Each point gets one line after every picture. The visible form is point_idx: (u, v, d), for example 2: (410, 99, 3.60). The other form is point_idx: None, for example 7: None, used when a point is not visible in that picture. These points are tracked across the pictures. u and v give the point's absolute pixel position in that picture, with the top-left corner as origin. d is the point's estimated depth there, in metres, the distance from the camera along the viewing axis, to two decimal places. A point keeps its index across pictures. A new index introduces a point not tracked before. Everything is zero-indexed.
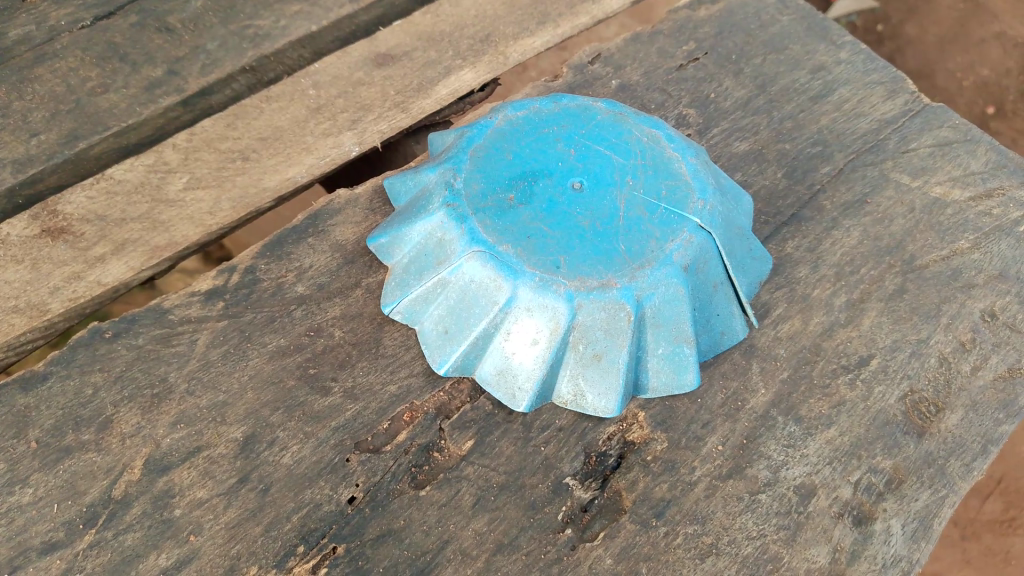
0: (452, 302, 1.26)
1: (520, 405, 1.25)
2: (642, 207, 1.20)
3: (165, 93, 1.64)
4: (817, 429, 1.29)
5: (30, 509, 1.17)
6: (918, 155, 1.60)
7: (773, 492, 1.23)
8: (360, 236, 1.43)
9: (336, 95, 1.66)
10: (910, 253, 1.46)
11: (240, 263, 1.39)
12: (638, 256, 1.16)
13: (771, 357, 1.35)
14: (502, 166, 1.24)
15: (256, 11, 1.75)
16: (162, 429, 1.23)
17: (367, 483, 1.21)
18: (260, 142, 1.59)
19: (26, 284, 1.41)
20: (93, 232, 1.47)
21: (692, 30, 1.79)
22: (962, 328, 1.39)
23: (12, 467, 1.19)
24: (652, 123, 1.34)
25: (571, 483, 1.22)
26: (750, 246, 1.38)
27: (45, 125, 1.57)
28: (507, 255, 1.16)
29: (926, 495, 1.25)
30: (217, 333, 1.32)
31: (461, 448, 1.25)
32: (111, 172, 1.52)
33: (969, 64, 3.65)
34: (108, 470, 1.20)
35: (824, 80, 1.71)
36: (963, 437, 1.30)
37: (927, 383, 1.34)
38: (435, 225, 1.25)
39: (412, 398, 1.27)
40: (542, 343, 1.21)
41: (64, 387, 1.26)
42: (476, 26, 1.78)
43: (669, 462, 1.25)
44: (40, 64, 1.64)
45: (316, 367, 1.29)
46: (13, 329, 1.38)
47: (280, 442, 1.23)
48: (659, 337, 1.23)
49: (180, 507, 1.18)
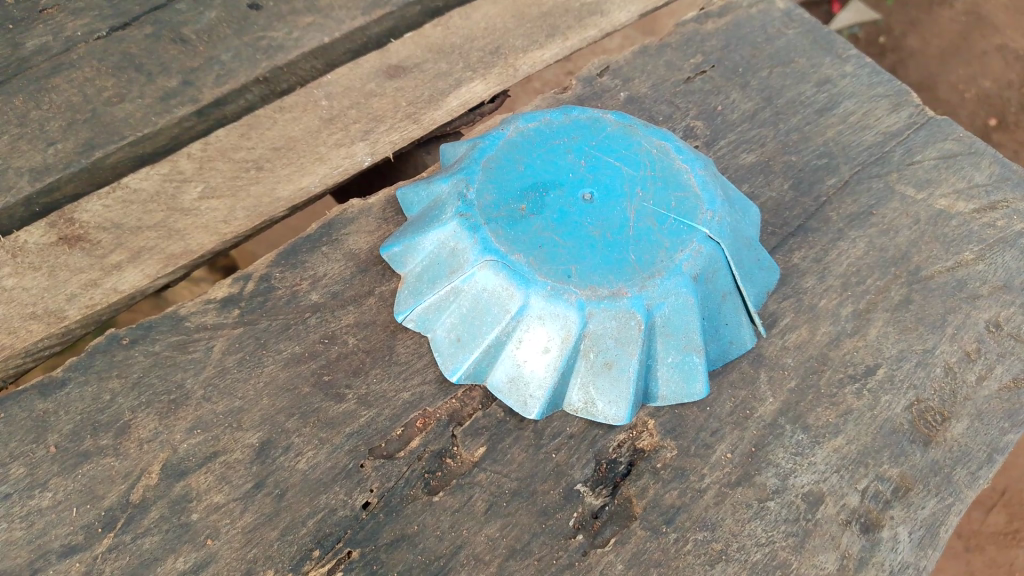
0: (464, 311, 1.28)
1: (531, 412, 1.26)
2: (652, 217, 1.22)
3: (180, 103, 1.66)
4: (825, 437, 1.30)
5: (49, 513, 1.18)
6: (922, 168, 1.62)
7: (782, 499, 1.25)
8: (373, 245, 1.45)
9: (349, 106, 1.68)
10: (915, 264, 1.48)
11: (255, 271, 1.41)
12: (649, 265, 1.18)
13: (778, 366, 1.37)
14: (513, 177, 1.26)
15: (270, 23, 1.78)
16: (179, 434, 1.25)
17: (380, 489, 1.22)
18: (273, 152, 1.61)
19: (43, 290, 1.43)
20: (110, 240, 1.49)
21: (699, 43, 1.81)
22: (967, 338, 1.41)
23: (32, 471, 1.21)
24: (661, 134, 1.36)
25: (582, 490, 1.24)
26: (758, 256, 1.40)
27: (61, 134, 1.60)
28: (519, 265, 1.18)
29: (933, 503, 1.27)
30: (232, 340, 1.34)
31: (474, 454, 1.26)
32: (127, 181, 1.54)
33: (972, 76, 3.68)
34: (126, 475, 1.21)
35: (830, 93, 1.73)
36: (969, 446, 1.32)
37: (933, 393, 1.35)
38: (448, 234, 1.28)
39: (425, 405, 1.29)
40: (554, 351, 1.22)
41: (82, 392, 1.28)
42: (486, 39, 1.81)
43: (679, 469, 1.26)
44: (57, 74, 1.67)
45: (330, 374, 1.31)
46: (30, 336, 1.40)
47: (296, 447, 1.25)
48: (669, 345, 1.25)
49: (197, 511, 1.19)
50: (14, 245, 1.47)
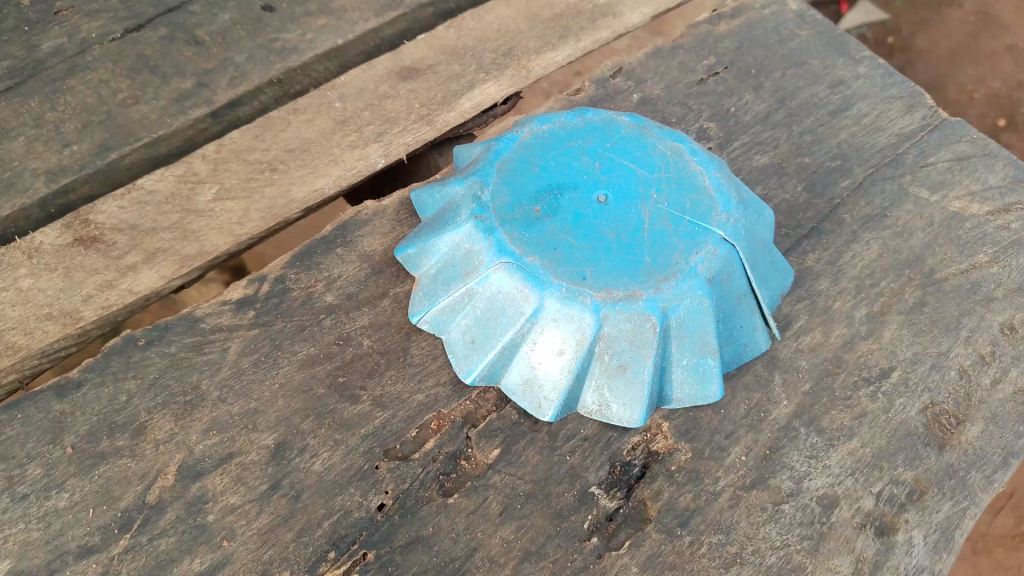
0: (478, 312, 1.28)
1: (545, 414, 1.27)
2: (667, 220, 1.22)
3: (195, 105, 1.67)
4: (839, 440, 1.30)
5: (66, 513, 1.19)
6: (936, 170, 1.61)
7: (797, 502, 1.24)
8: (387, 247, 1.45)
9: (362, 108, 1.68)
10: (929, 267, 1.48)
11: (270, 273, 1.42)
12: (663, 268, 1.18)
13: (792, 368, 1.37)
14: (528, 180, 1.26)
15: (283, 25, 1.78)
16: (195, 435, 1.25)
17: (396, 490, 1.23)
18: (288, 153, 1.62)
19: (59, 292, 1.44)
20: (125, 241, 1.50)
21: (712, 45, 1.81)
22: (982, 341, 1.41)
23: (49, 471, 1.22)
24: (676, 136, 1.36)
25: (597, 492, 1.24)
26: (773, 259, 1.40)
27: (76, 136, 1.61)
28: (534, 267, 1.18)
29: (948, 506, 1.27)
30: (248, 341, 1.34)
31: (488, 456, 1.26)
32: (142, 183, 1.55)
33: (981, 76, 3.67)
34: (142, 476, 1.22)
35: (843, 95, 1.73)
36: (984, 449, 1.32)
37: (948, 396, 1.35)
38: (463, 236, 1.28)
39: (440, 407, 1.29)
40: (568, 353, 1.22)
41: (98, 393, 1.28)
42: (499, 40, 1.81)
43: (693, 472, 1.27)
44: (72, 75, 1.67)
45: (345, 376, 1.31)
46: (46, 337, 1.41)
47: (311, 449, 1.25)
48: (683, 348, 1.25)
49: (213, 512, 1.20)
50: (30, 246, 1.47)
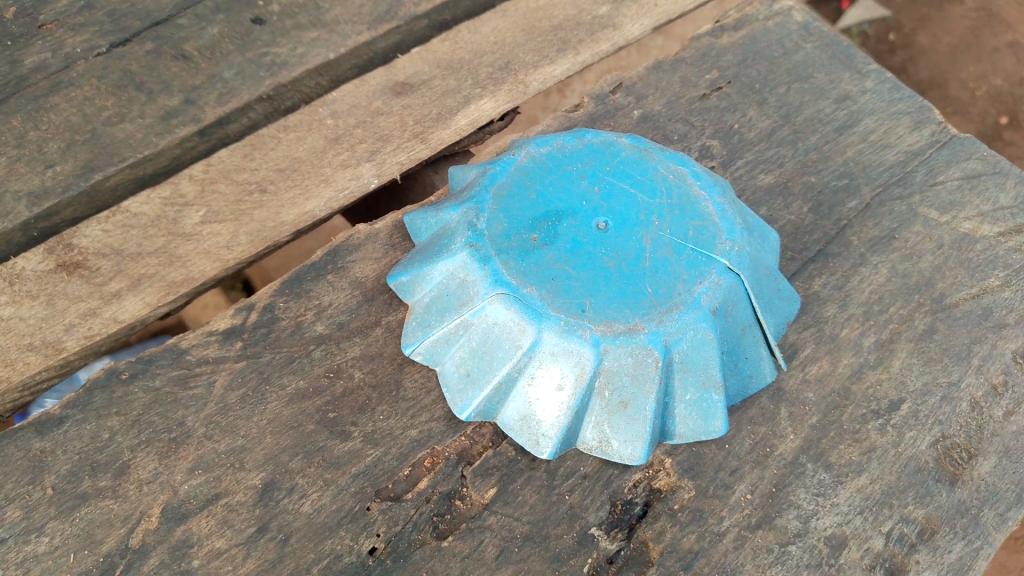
0: (473, 345, 1.23)
1: (543, 451, 1.22)
2: (669, 248, 1.18)
3: (182, 123, 1.62)
4: (847, 476, 1.26)
5: (46, 559, 1.15)
6: (946, 189, 1.56)
7: (804, 543, 1.21)
8: (380, 273, 1.40)
9: (355, 126, 1.63)
10: (939, 292, 1.44)
11: (258, 301, 1.37)
12: (665, 299, 1.14)
13: (799, 401, 1.32)
14: (525, 206, 1.22)
15: (273, 39, 1.73)
16: (180, 475, 1.21)
17: (388, 533, 1.19)
18: (278, 174, 1.57)
19: (40, 321, 1.40)
20: (109, 267, 1.45)
21: (714, 58, 1.76)
22: (994, 370, 1.36)
23: (28, 514, 1.18)
24: (678, 159, 1.31)
25: (597, 534, 1.21)
26: (778, 285, 1.35)
27: (60, 156, 1.56)
28: (531, 298, 1.14)
29: (960, 546, 1.23)
30: (234, 375, 1.29)
31: (484, 496, 1.22)
32: (127, 205, 1.49)
33: (983, 74, 3.62)
34: (125, 518, 1.18)
35: (849, 110, 1.68)
36: (997, 485, 1.28)
37: (959, 429, 1.31)
38: (457, 265, 1.23)
39: (433, 444, 1.25)
40: (567, 389, 1.17)
41: (80, 430, 1.24)
42: (495, 54, 1.75)
43: (697, 512, 1.23)
44: (56, 92, 1.62)
45: (335, 412, 1.27)
46: (27, 368, 1.37)
47: (300, 489, 1.21)
48: (687, 383, 1.20)
49: (198, 557, 1.16)
50: (11, 272, 1.43)
